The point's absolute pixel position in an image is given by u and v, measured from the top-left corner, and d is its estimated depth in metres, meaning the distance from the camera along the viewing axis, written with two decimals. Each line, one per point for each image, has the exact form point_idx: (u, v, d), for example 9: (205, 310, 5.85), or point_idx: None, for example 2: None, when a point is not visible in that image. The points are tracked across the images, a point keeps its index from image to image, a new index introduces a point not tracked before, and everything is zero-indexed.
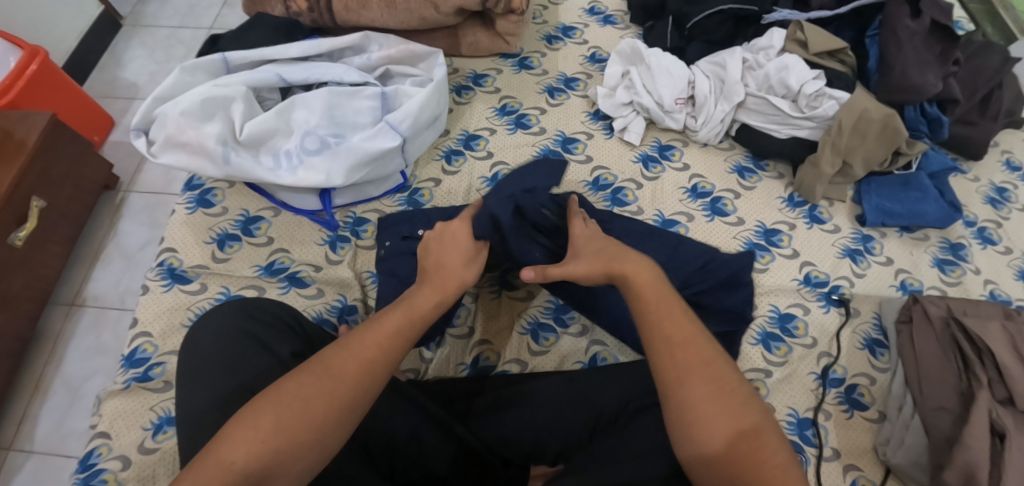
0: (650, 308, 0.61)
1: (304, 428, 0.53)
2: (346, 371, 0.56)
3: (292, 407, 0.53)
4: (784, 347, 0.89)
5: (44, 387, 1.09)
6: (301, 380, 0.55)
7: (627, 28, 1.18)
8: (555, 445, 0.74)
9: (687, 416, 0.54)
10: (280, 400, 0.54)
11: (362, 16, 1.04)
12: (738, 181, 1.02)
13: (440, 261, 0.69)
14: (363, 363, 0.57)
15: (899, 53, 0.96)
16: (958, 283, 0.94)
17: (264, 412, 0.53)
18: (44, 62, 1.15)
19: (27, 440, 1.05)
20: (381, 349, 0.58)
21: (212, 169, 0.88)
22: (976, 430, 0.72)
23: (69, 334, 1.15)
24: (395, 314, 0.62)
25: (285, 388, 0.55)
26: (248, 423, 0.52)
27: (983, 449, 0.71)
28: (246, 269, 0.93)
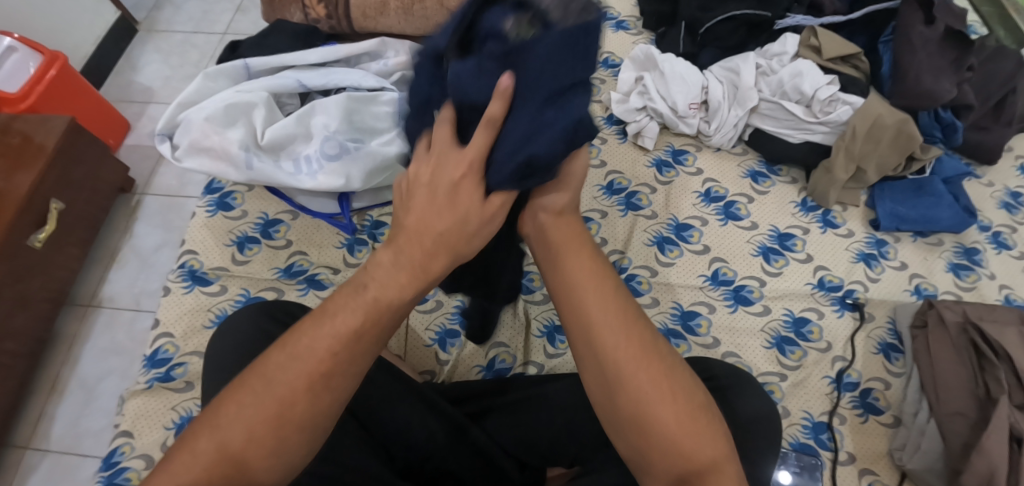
0: (595, 308, 0.53)
1: (248, 452, 0.48)
2: (312, 363, 0.49)
3: (261, 406, 0.48)
4: (798, 351, 0.89)
5: (61, 386, 1.11)
6: (265, 378, 0.50)
7: (639, 33, 1.20)
8: (572, 449, 0.75)
9: (654, 431, 0.49)
10: (251, 400, 0.49)
11: (379, 23, 1.06)
12: (752, 186, 1.02)
13: (427, 221, 0.51)
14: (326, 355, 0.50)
15: (914, 59, 0.96)
16: (973, 288, 0.94)
17: (203, 435, 0.48)
18: (63, 68, 1.17)
19: (44, 439, 1.06)
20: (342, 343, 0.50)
21: (235, 174, 0.90)
22: (994, 435, 0.72)
23: (85, 334, 1.17)
24: (356, 296, 0.52)
25: (252, 389, 0.50)
26: (219, 422, 0.49)
27: (1003, 454, 0.72)
28: (266, 272, 0.94)
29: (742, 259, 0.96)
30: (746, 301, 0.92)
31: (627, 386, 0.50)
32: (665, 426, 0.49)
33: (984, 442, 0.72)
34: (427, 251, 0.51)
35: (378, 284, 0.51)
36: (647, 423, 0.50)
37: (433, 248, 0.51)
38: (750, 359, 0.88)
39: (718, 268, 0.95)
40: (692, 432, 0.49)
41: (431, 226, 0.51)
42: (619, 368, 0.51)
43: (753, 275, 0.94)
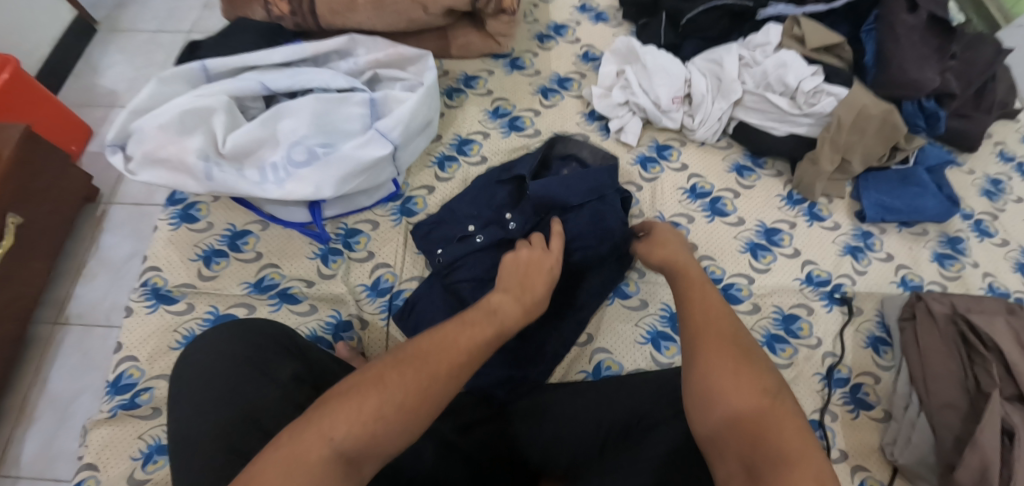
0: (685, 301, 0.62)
1: (369, 412, 0.49)
2: (456, 351, 0.55)
3: (387, 402, 0.50)
4: (789, 349, 0.87)
5: (31, 408, 1.05)
6: (401, 369, 0.52)
7: (619, 25, 1.16)
8: (564, 463, 0.71)
9: (716, 394, 0.53)
10: (377, 386, 0.51)
11: (349, 19, 0.99)
12: (737, 180, 1.00)
13: (524, 279, 0.68)
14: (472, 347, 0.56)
15: (898, 48, 0.95)
16: (958, 277, 0.94)
17: (334, 396, 0.51)
18: (15, 72, 1.09)
19: (14, 464, 1.00)
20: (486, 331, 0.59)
21: (195, 185, 0.84)
22: (983, 427, 0.71)
23: (53, 353, 1.10)
24: (479, 313, 0.61)
25: (374, 373, 0.52)
26: (352, 402, 0.50)
27: (993, 446, 0.71)
28: (235, 287, 0.89)
29: (730, 257, 0.94)
30: (735, 300, 0.90)
31: (703, 357, 0.56)
32: (729, 389, 0.53)
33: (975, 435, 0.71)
34: (528, 288, 0.67)
35: (503, 313, 0.62)
36: (713, 388, 0.54)
37: (530, 287, 0.68)
38: None
39: (706, 266, 0.93)
40: (753, 400, 0.52)
41: (534, 278, 0.69)
42: (698, 343, 0.57)
43: (741, 273, 0.92)
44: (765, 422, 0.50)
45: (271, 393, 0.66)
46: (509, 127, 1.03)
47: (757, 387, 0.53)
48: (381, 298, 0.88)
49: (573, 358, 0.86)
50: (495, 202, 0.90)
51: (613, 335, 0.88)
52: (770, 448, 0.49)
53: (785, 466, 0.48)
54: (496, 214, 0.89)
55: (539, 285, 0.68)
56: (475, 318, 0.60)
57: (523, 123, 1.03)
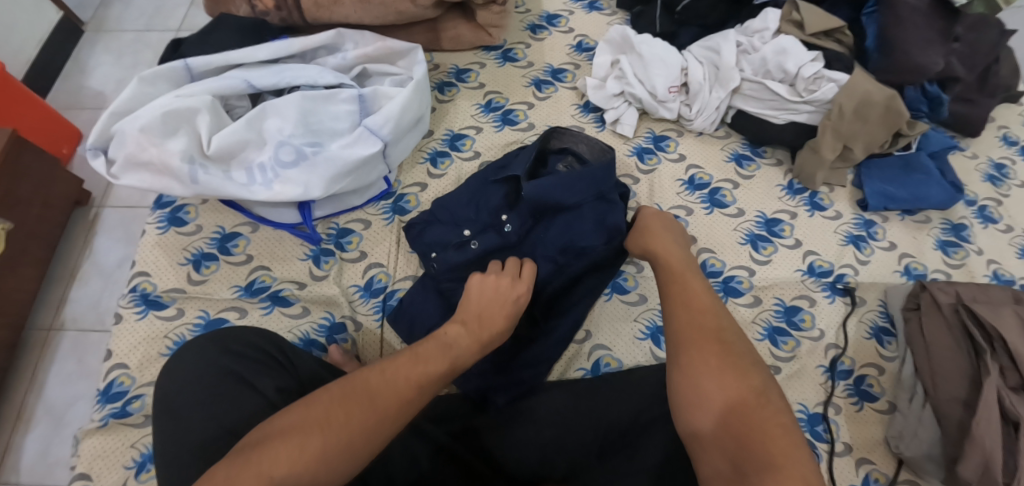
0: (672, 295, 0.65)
1: (313, 454, 0.51)
2: (400, 387, 0.57)
3: (325, 443, 0.51)
4: (791, 341, 0.85)
5: (28, 415, 1.04)
6: (337, 410, 0.54)
7: (614, 14, 1.14)
8: (562, 466, 0.69)
9: (697, 392, 0.55)
10: (313, 427, 0.52)
11: (335, 13, 0.98)
12: (736, 170, 0.98)
13: (482, 311, 0.69)
14: (417, 381, 0.58)
15: (900, 31, 0.93)
16: (962, 265, 0.92)
17: (281, 438, 0.51)
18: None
19: (12, 470, 0.99)
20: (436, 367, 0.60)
21: (180, 189, 0.82)
22: (988, 421, 0.70)
23: (49, 360, 1.08)
24: (432, 349, 0.63)
25: (313, 412, 0.54)
26: (294, 443, 0.51)
27: (996, 440, 0.70)
28: (225, 291, 0.87)
29: (730, 249, 0.92)
30: (735, 293, 0.88)
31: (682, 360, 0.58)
32: (711, 387, 0.55)
33: (979, 431, 0.70)
34: (485, 323, 0.68)
35: (457, 348, 0.64)
36: (693, 386, 0.55)
37: (488, 320, 0.68)
38: None
39: (706, 258, 0.91)
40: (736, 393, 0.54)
41: (494, 311, 0.70)
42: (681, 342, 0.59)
43: (742, 265, 0.91)
44: (745, 419, 0.52)
45: (261, 408, 0.63)
46: (502, 121, 1.00)
47: (739, 385, 0.54)
48: (374, 299, 0.86)
49: (571, 355, 0.85)
50: (492, 204, 0.87)
51: (612, 331, 0.86)
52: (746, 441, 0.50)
53: (768, 463, 0.48)
54: (493, 217, 0.86)
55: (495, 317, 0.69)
56: (427, 354, 0.61)
57: (516, 116, 1.01)
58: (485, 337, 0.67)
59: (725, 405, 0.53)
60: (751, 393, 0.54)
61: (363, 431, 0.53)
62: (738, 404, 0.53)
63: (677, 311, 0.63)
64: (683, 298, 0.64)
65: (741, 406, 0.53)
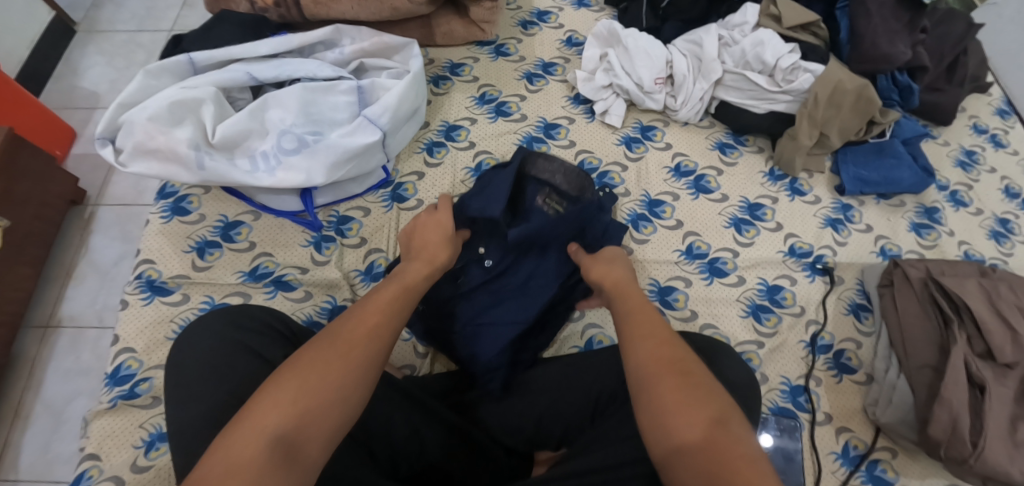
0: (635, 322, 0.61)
1: (326, 387, 0.51)
2: (355, 338, 0.55)
3: (308, 399, 0.50)
4: (773, 318, 0.90)
5: (25, 412, 1.05)
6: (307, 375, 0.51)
7: (601, 10, 1.18)
8: (558, 431, 0.75)
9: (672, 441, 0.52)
10: (286, 401, 0.50)
11: (333, 10, 1.01)
12: (720, 158, 1.03)
13: (423, 240, 0.72)
14: (371, 330, 0.56)
15: (869, 24, 0.98)
16: (934, 245, 0.97)
17: (289, 382, 0.51)
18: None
19: (11, 468, 1.01)
20: (384, 315, 0.58)
21: (187, 176, 0.85)
22: (955, 384, 0.75)
23: (45, 359, 1.10)
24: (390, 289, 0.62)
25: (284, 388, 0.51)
26: (300, 379, 0.51)
27: (962, 401, 0.74)
28: (230, 276, 0.90)
29: (714, 231, 0.96)
30: (721, 273, 0.93)
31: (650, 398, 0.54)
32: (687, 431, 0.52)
33: (948, 391, 0.75)
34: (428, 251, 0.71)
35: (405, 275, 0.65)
36: (669, 433, 0.52)
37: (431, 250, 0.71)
38: (728, 329, 0.88)
39: (692, 241, 0.95)
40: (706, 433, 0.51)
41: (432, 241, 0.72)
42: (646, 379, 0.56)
43: (726, 247, 0.95)
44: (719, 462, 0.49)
45: (268, 377, 0.67)
46: (495, 112, 1.04)
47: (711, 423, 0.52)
48: (375, 282, 0.89)
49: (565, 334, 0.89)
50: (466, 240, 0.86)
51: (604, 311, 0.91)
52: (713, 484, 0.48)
53: None
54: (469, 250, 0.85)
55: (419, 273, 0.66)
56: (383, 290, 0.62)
57: (509, 108, 1.05)
58: (410, 282, 0.64)
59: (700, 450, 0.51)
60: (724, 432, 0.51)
61: (340, 388, 0.52)
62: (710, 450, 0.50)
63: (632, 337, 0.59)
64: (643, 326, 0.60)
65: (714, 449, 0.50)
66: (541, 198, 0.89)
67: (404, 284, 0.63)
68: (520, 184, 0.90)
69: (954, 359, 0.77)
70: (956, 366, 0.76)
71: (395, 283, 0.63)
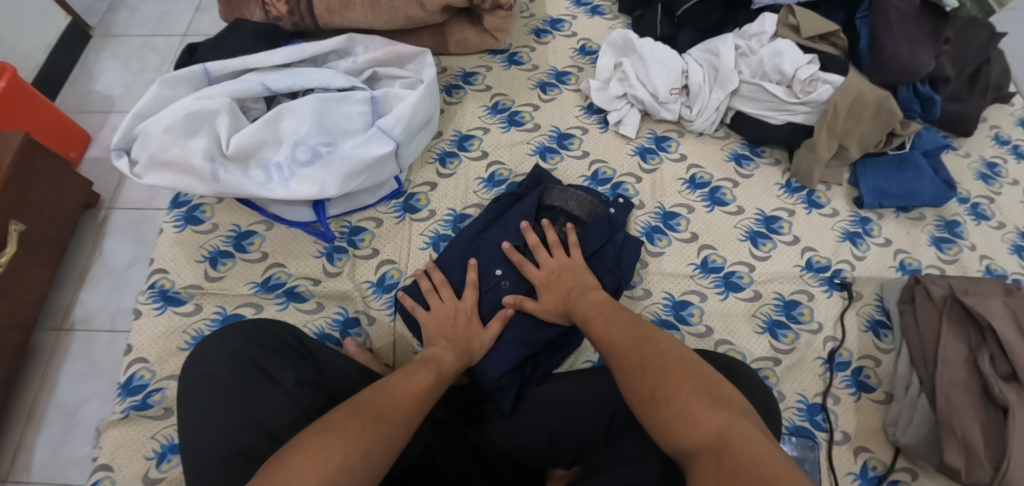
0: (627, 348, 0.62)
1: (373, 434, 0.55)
2: (395, 419, 0.58)
3: (359, 454, 0.52)
4: (790, 334, 0.88)
5: (39, 415, 1.05)
6: (351, 446, 0.53)
7: (615, 18, 1.17)
8: (572, 449, 0.72)
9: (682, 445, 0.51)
10: (330, 466, 0.51)
11: (346, 18, 1.01)
12: (736, 169, 1.01)
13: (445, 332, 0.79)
14: (408, 411, 0.60)
15: (891, 35, 0.96)
16: (955, 260, 0.95)
17: (331, 437, 0.53)
18: (12, 78, 1.10)
19: (24, 470, 1.01)
20: (419, 403, 0.63)
21: (201, 187, 0.85)
22: (960, 407, 0.74)
23: (61, 357, 1.10)
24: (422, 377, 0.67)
25: (336, 450, 0.52)
26: (343, 429, 0.54)
27: (971, 422, 0.73)
28: (242, 287, 0.90)
29: (730, 245, 0.95)
30: (736, 288, 0.91)
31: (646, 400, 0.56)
32: (693, 435, 0.51)
33: (947, 415, 0.74)
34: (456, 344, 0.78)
35: (435, 363, 0.71)
36: (679, 437, 0.52)
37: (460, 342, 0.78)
38: (744, 346, 0.87)
39: (707, 255, 0.94)
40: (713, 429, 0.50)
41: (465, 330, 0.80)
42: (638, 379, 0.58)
43: (742, 261, 0.94)
44: (728, 450, 0.48)
45: (276, 396, 0.67)
46: (508, 122, 1.04)
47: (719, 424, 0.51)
48: (387, 294, 0.89)
49: (580, 347, 0.87)
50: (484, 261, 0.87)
51: None
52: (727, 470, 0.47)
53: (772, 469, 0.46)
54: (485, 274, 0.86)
55: (452, 362, 0.73)
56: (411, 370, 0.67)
57: (522, 118, 1.04)
58: (443, 373, 0.71)
59: (706, 447, 0.50)
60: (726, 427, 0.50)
61: (376, 465, 0.53)
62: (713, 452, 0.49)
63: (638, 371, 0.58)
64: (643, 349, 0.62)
65: (725, 441, 0.49)
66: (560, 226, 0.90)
67: (437, 374, 0.69)
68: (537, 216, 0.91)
69: (959, 382, 0.76)
70: (961, 391, 0.75)
71: (429, 369, 0.69)
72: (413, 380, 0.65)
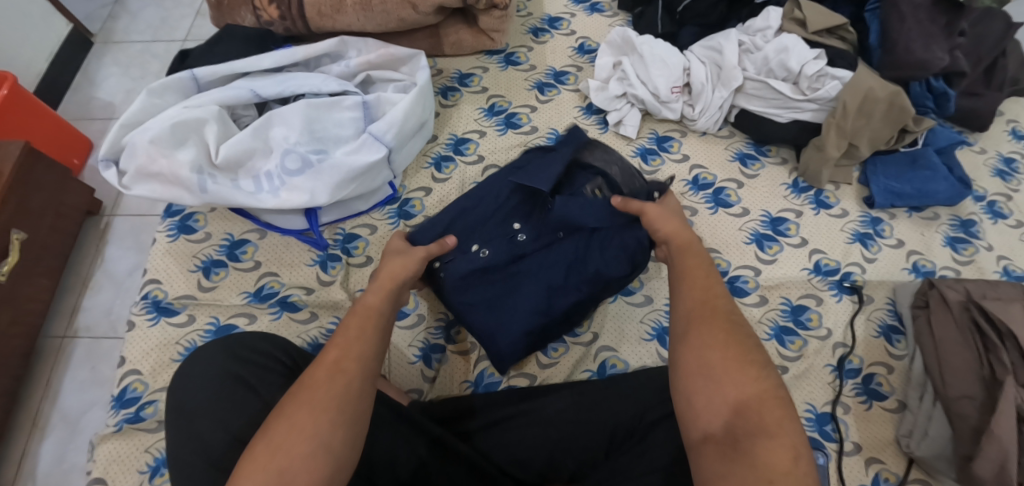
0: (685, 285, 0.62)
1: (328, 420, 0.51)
2: (330, 388, 0.53)
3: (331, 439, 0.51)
4: (799, 341, 0.85)
5: (43, 422, 1.04)
6: (282, 437, 0.50)
7: (615, 15, 1.14)
8: (571, 464, 0.69)
9: (714, 416, 0.51)
10: (269, 466, 0.49)
11: (338, 21, 0.99)
12: (741, 169, 0.98)
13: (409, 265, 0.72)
14: (340, 372, 0.55)
15: (902, 28, 0.93)
16: (971, 261, 0.91)
17: (270, 445, 0.50)
18: (14, 86, 1.09)
19: (28, 477, 0.99)
20: (345, 350, 0.57)
21: (189, 198, 0.83)
22: (1002, 423, 0.69)
23: (62, 367, 1.08)
24: (354, 322, 0.60)
25: (273, 435, 0.50)
26: (293, 425, 0.51)
27: (1012, 436, 0.68)
28: (234, 297, 0.88)
29: (735, 248, 0.92)
30: (742, 293, 0.88)
31: (693, 362, 0.55)
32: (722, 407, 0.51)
33: (997, 428, 0.69)
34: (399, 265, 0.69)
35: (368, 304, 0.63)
36: (705, 409, 0.52)
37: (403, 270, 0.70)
38: None
39: (712, 259, 0.91)
40: (748, 399, 0.50)
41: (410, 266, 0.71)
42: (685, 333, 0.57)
43: (748, 265, 0.91)
44: (763, 432, 0.49)
45: (265, 413, 0.65)
46: (505, 124, 1.01)
47: (753, 399, 0.51)
48: None
49: (578, 357, 0.85)
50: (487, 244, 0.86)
51: (618, 333, 0.86)
52: (762, 447, 0.48)
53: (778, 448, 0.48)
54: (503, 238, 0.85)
55: (379, 296, 0.64)
56: (352, 321, 0.60)
57: (519, 120, 1.02)
58: (373, 309, 0.62)
59: (736, 422, 0.50)
60: (757, 404, 0.50)
61: (310, 435, 0.50)
62: (744, 431, 0.49)
63: (682, 325, 0.58)
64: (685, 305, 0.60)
65: (750, 418, 0.50)
66: (592, 188, 0.85)
67: (365, 315, 0.61)
68: (570, 173, 0.87)
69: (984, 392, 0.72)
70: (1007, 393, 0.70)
71: (355, 316, 0.61)
72: (341, 335, 0.58)
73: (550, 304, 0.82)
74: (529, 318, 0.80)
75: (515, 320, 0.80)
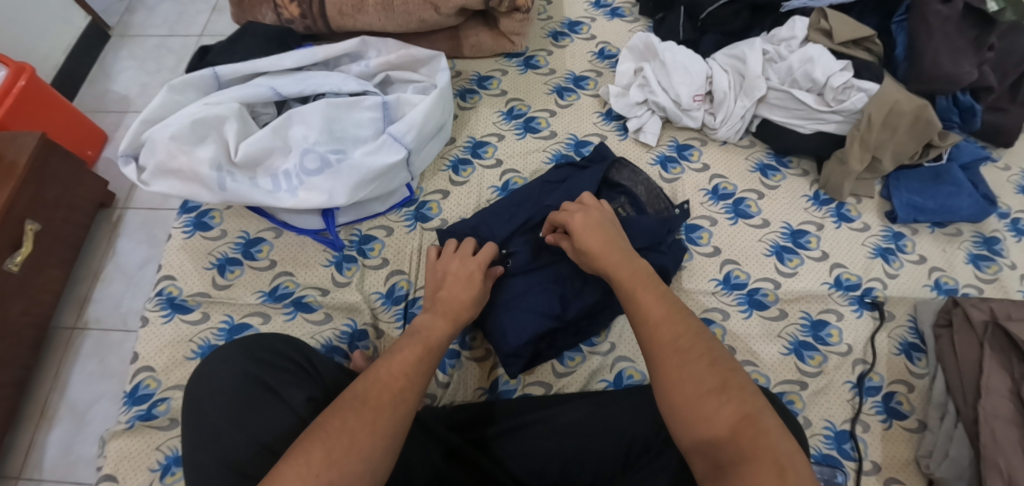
0: (644, 299, 0.60)
1: (373, 435, 0.51)
2: (381, 404, 0.54)
3: (374, 444, 0.51)
4: (818, 357, 0.84)
5: (51, 413, 1.04)
6: (330, 442, 0.50)
7: (636, 21, 1.13)
8: (586, 476, 0.68)
9: (696, 438, 0.50)
10: (311, 467, 0.48)
11: (358, 21, 0.98)
12: (761, 180, 0.97)
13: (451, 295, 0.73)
14: (396, 392, 0.56)
15: (930, 41, 0.91)
16: (995, 279, 0.89)
17: (314, 445, 0.50)
18: (32, 77, 1.09)
19: (35, 468, 0.99)
20: (409, 379, 0.58)
21: (207, 196, 0.83)
22: (1005, 443, 0.69)
23: (71, 358, 1.08)
24: (412, 348, 0.62)
25: (327, 441, 0.50)
26: (342, 435, 0.51)
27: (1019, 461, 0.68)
28: (249, 296, 0.88)
29: (754, 260, 0.91)
30: (761, 306, 0.87)
31: (669, 394, 0.52)
32: (714, 429, 0.49)
33: (991, 451, 0.69)
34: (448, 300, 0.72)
35: (427, 332, 0.65)
36: (702, 433, 0.50)
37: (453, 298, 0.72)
38: (768, 367, 0.83)
39: (730, 270, 0.90)
40: (744, 423, 0.49)
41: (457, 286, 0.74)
42: (662, 364, 0.54)
43: (767, 277, 0.89)
44: (752, 455, 0.47)
45: (282, 415, 0.64)
46: (523, 129, 1.00)
47: (740, 421, 0.49)
48: (396, 306, 0.86)
49: (594, 368, 0.84)
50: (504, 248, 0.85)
51: (635, 344, 0.85)
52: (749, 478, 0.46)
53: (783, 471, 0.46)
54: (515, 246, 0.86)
55: (439, 332, 0.66)
56: (406, 346, 0.62)
57: (538, 124, 1.01)
58: (433, 343, 0.64)
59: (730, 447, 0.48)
60: (759, 430, 0.48)
61: (364, 456, 0.50)
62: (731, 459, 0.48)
63: (655, 355, 0.55)
64: (643, 330, 0.57)
65: (747, 444, 0.48)
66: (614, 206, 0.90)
67: (427, 345, 0.63)
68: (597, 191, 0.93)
69: (1003, 416, 0.71)
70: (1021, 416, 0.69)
71: (417, 342, 0.63)
72: (400, 359, 0.60)
73: (564, 307, 0.81)
74: (544, 327, 0.80)
75: (530, 327, 0.80)
